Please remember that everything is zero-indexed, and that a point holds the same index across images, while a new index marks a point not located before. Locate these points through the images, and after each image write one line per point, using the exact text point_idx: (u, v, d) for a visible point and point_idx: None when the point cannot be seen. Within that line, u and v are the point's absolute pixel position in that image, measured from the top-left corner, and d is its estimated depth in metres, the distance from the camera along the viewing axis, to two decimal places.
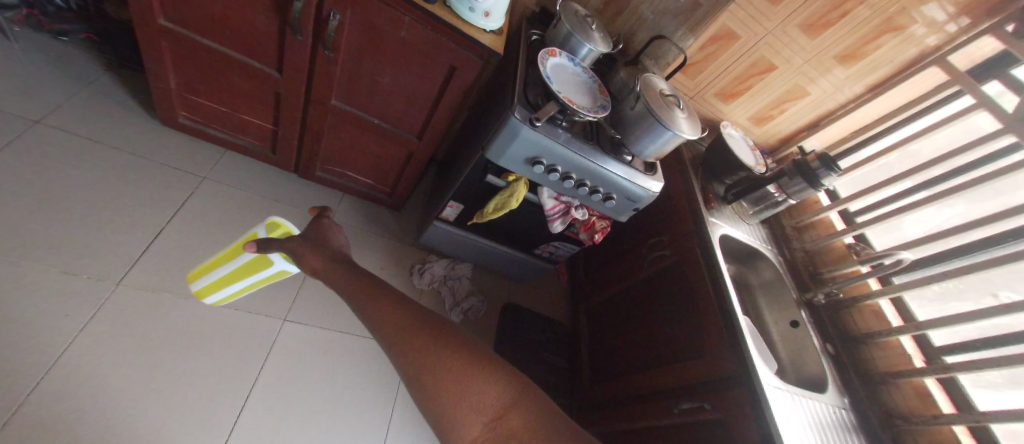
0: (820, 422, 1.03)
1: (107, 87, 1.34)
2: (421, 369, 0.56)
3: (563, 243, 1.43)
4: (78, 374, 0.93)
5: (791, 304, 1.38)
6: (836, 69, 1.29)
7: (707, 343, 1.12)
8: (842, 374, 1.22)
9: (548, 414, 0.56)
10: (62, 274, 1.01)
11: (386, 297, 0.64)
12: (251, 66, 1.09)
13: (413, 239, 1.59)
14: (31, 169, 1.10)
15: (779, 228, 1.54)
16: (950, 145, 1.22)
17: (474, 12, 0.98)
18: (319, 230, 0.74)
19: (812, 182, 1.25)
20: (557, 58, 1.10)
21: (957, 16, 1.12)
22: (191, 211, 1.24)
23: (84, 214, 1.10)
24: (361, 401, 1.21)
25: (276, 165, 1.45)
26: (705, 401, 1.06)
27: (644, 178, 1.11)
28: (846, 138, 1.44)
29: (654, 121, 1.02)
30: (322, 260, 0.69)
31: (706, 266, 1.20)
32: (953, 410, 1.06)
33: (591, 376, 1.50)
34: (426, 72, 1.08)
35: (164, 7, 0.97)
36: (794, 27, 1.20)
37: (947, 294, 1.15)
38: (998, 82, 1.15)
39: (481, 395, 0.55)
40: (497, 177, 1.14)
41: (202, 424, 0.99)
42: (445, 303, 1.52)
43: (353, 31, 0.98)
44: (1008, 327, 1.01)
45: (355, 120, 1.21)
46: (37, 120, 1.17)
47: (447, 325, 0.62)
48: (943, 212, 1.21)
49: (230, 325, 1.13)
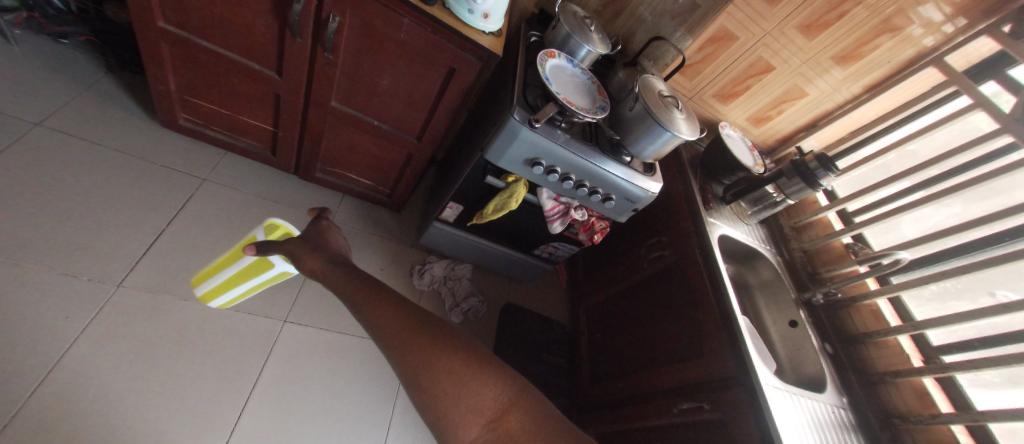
0: (818, 421, 1.04)
1: (107, 90, 1.34)
2: (420, 370, 0.57)
3: (563, 243, 1.43)
4: (79, 376, 0.93)
5: (790, 304, 1.39)
6: (834, 69, 1.30)
7: (706, 342, 1.12)
8: (841, 374, 1.22)
9: (547, 413, 0.57)
10: (64, 276, 1.01)
11: (386, 299, 0.64)
12: (251, 68, 1.10)
13: (412, 240, 1.60)
14: (31, 171, 1.10)
15: (778, 228, 1.55)
16: (948, 145, 1.23)
17: (473, 13, 0.99)
18: (318, 231, 0.75)
19: (810, 182, 1.26)
20: (556, 60, 1.10)
21: (954, 16, 1.12)
22: (191, 212, 1.24)
23: (84, 216, 1.10)
24: (362, 402, 1.21)
25: (276, 167, 1.46)
26: (704, 401, 1.07)
27: (643, 179, 1.11)
28: (844, 138, 1.44)
29: (653, 122, 1.03)
30: (320, 260, 0.70)
31: (705, 266, 1.21)
32: (951, 409, 1.07)
33: (590, 376, 1.50)
34: (426, 74, 1.08)
35: (164, 9, 0.97)
36: (792, 27, 1.21)
37: (944, 293, 1.15)
38: (995, 82, 1.16)
39: (480, 396, 0.56)
40: (496, 178, 1.14)
41: (202, 425, 0.99)
42: (445, 304, 1.53)
43: (352, 32, 0.99)
44: (1006, 326, 1.02)
45: (355, 121, 1.21)
46: (38, 122, 1.18)
47: (445, 326, 0.62)
48: (941, 212, 1.21)
49: (231, 327, 1.13)
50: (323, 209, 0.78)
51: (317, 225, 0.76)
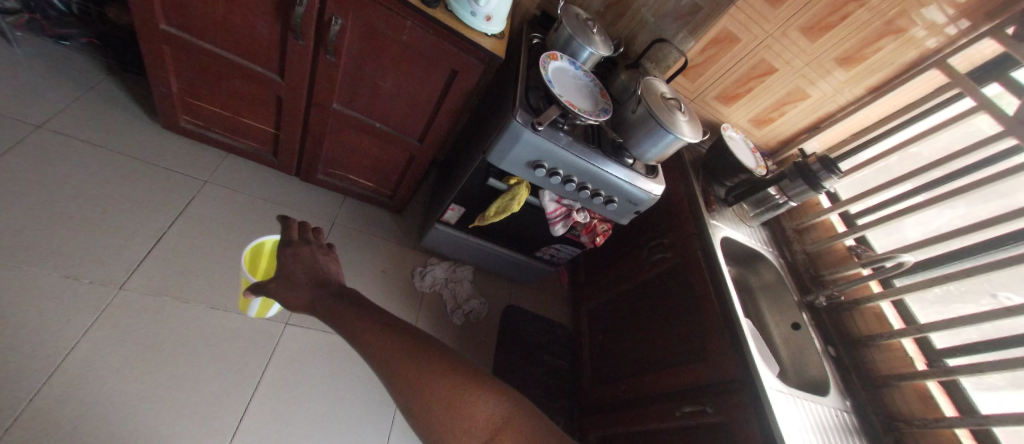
0: (820, 424, 1.03)
1: (109, 92, 1.34)
2: (410, 395, 0.56)
3: (564, 246, 1.43)
4: (79, 379, 0.93)
5: (792, 306, 1.38)
6: (836, 71, 1.30)
7: (708, 344, 1.12)
8: (844, 376, 1.22)
9: (538, 426, 0.58)
10: (65, 279, 1.01)
11: (374, 319, 0.63)
12: (253, 71, 1.10)
13: (414, 242, 1.59)
14: (32, 173, 1.10)
15: (779, 230, 1.55)
16: (949, 148, 1.23)
17: (476, 16, 0.98)
18: (284, 257, 0.74)
19: (813, 184, 1.25)
20: (558, 62, 1.10)
21: (958, 18, 1.12)
22: (192, 215, 1.24)
23: (86, 218, 1.10)
24: (364, 404, 1.21)
25: (277, 169, 1.46)
26: (706, 404, 1.06)
27: (645, 181, 1.11)
28: (847, 140, 1.44)
29: (655, 125, 1.03)
30: (306, 295, 0.71)
31: (707, 266, 1.21)
32: (954, 413, 1.06)
33: (592, 378, 1.50)
34: (427, 76, 1.08)
35: (165, 12, 0.97)
36: (795, 29, 1.20)
37: (947, 296, 1.15)
38: (997, 84, 1.15)
39: (472, 418, 0.55)
40: (498, 181, 1.14)
41: (203, 429, 0.99)
42: (446, 305, 1.53)
43: (353, 35, 0.98)
44: (1010, 330, 1.02)
45: (356, 123, 1.21)
46: (39, 125, 1.17)
47: (438, 345, 0.61)
48: (944, 214, 1.21)
49: (231, 330, 1.13)
50: (283, 218, 0.76)
51: (285, 250, 0.75)
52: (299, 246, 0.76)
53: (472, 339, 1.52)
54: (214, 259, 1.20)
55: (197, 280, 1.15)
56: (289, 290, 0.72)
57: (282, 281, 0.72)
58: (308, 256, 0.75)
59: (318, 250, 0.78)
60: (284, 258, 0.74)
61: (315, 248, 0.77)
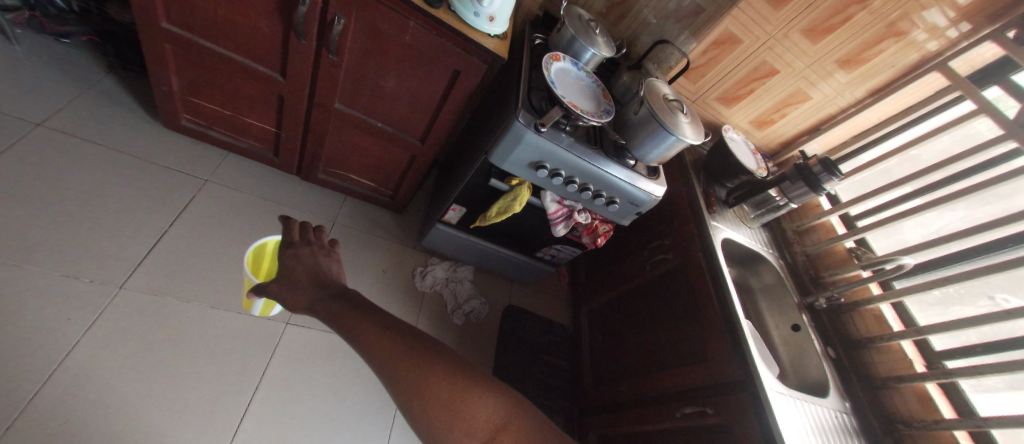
0: (820, 425, 1.03)
1: (109, 90, 1.33)
2: (411, 393, 0.55)
3: (565, 246, 1.43)
4: (78, 379, 0.92)
5: (792, 307, 1.39)
6: (837, 73, 1.30)
7: (709, 346, 1.12)
8: (843, 378, 1.22)
9: (538, 427, 0.58)
10: (66, 278, 1.00)
11: (374, 320, 0.63)
12: (255, 70, 1.09)
13: (414, 241, 1.59)
14: (30, 171, 1.09)
15: (779, 232, 1.55)
16: (949, 151, 1.24)
17: (479, 16, 0.98)
18: (285, 259, 0.74)
19: (813, 186, 1.25)
20: (561, 63, 1.10)
21: (958, 21, 1.12)
22: (192, 214, 1.23)
23: (88, 217, 1.10)
24: (364, 405, 1.21)
25: (278, 168, 1.45)
26: (706, 405, 1.06)
27: (647, 182, 1.11)
28: (847, 142, 1.45)
29: (657, 126, 1.03)
30: (308, 295, 0.70)
31: (708, 267, 1.21)
32: (954, 415, 1.06)
33: (592, 379, 1.51)
34: (430, 76, 1.08)
35: (167, 10, 0.97)
36: (797, 31, 1.20)
37: (947, 299, 1.16)
38: (997, 87, 1.16)
39: (473, 417, 0.55)
40: (500, 181, 1.13)
41: (204, 428, 0.99)
42: (446, 306, 1.52)
43: (357, 34, 0.98)
44: (1008, 332, 1.02)
45: (358, 123, 1.21)
46: (39, 123, 1.17)
47: (440, 347, 0.61)
48: (944, 217, 1.22)
49: (232, 329, 1.13)
50: (284, 219, 0.76)
51: (285, 251, 0.75)
52: (300, 248, 0.76)
53: (472, 339, 1.51)
54: (214, 259, 1.20)
55: (198, 279, 1.15)
56: (290, 291, 0.72)
57: (283, 282, 0.72)
58: (309, 257, 0.75)
59: (318, 250, 0.77)
60: (285, 258, 0.74)
61: (316, 249, 0.77)
